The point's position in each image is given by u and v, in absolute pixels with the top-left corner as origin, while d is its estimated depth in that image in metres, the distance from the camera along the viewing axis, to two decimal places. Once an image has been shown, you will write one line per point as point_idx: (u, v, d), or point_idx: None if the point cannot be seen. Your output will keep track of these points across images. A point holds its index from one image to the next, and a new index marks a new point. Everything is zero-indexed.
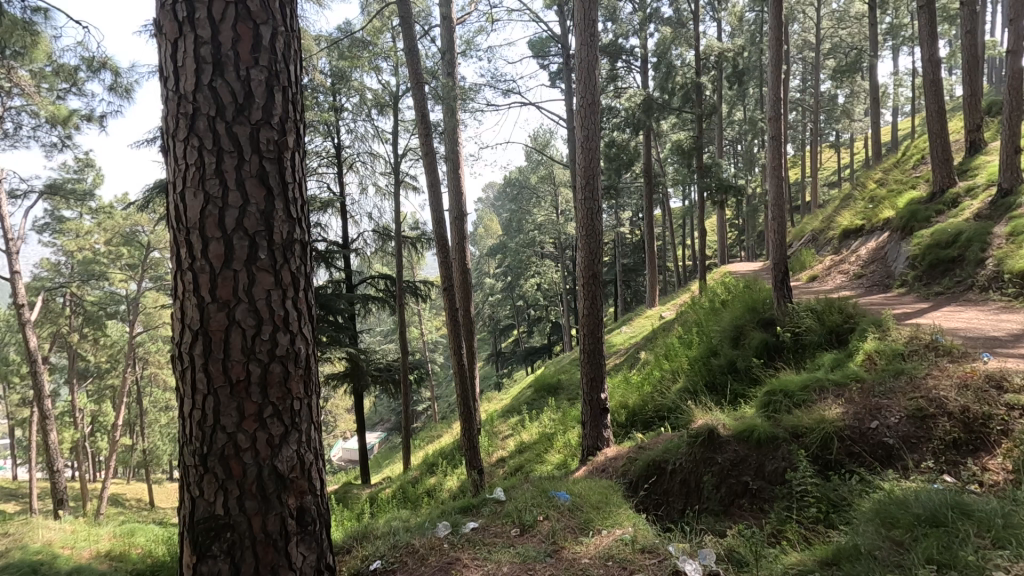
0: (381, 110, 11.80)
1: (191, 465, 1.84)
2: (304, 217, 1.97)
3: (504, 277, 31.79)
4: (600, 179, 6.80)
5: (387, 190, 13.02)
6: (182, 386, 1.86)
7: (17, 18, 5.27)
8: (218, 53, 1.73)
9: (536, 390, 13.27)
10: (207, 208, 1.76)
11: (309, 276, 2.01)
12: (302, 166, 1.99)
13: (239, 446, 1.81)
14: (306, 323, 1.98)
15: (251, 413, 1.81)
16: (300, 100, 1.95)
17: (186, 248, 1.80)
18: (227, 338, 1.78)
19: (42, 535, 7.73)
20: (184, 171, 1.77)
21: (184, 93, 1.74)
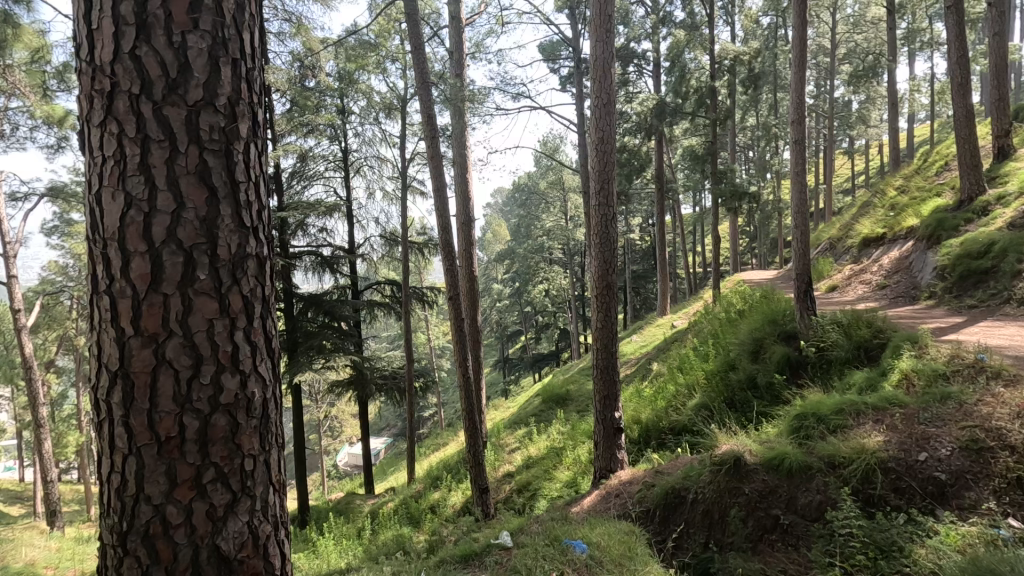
0: (389, 113, 11.44)
1: (109, 544, 1.44)
2: (262, 225, 1.56)
3: (512, 283, 31.35)
4: (615, 182, 6.36)
5: (394, 195, 12.67)
6: (100, 441, 1.47)
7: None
8: (145, 13, 1.35)
9: (544, 400, 12.78)
10: (130, 212, 1.36)
11: (269, 298, 1.59)
12: (261, 160, 1.59)
13: (169, 522, 1.40)
14: (263, 359, 1.57)
15: (185, 479, 1.41)
16: (258, 79, 1.56)
17: (104, 264, 1.40)
18: (155, 382, 1.38)
19: (26, 554, 7.37)
20: (101, 165, 1.38)
21: (100, 64, 1.36)
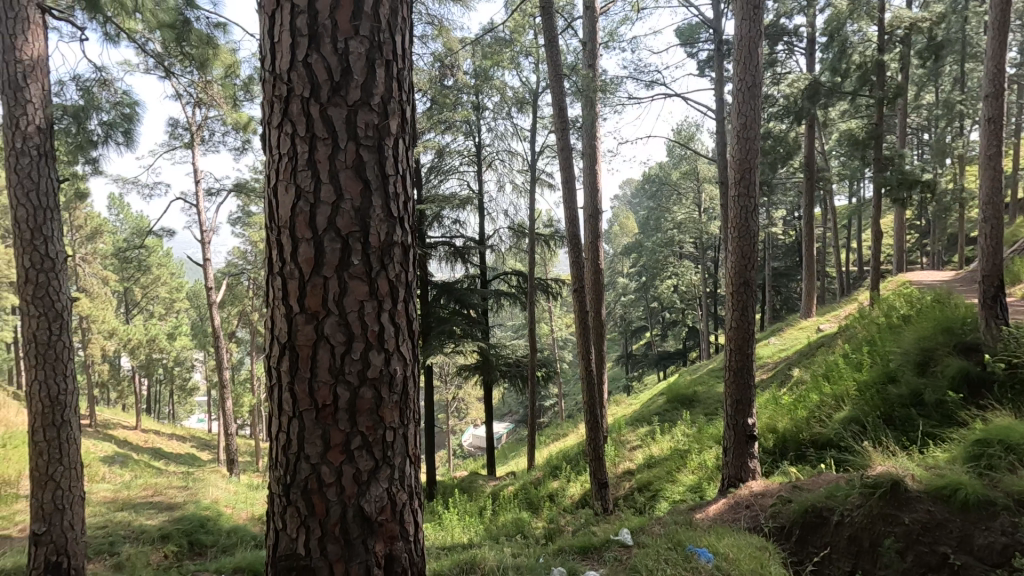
0: (521, 108, 11.66)
1: (276, 493, 1.67)
2: (407, 215, 1.68)
3: (639, 277, 30.42)
4: (758, 172, 5.89)
5: (523, 187, 12.94)
6: (271, 403, 1.69)
7: (204, 34, 5.61)
8: (316, 24, 1.51)
9: (669, 400, 12.29)
10: (299, 204, 1.54)
11: (410, 284, 1.71)
12: (409, 154, 1.71)
13: (324, 480, 1.58)
14: (405, 340, 1.69)
15: (338, 443, 1.58)
16: (408, 79, 1.67)
17: (278, 250, 1.60)
18: (315, 355, 1.55)
19: (212, 493, 8.77)
20: (277, 161, 1.57)
21: (279, 72, 1.54)
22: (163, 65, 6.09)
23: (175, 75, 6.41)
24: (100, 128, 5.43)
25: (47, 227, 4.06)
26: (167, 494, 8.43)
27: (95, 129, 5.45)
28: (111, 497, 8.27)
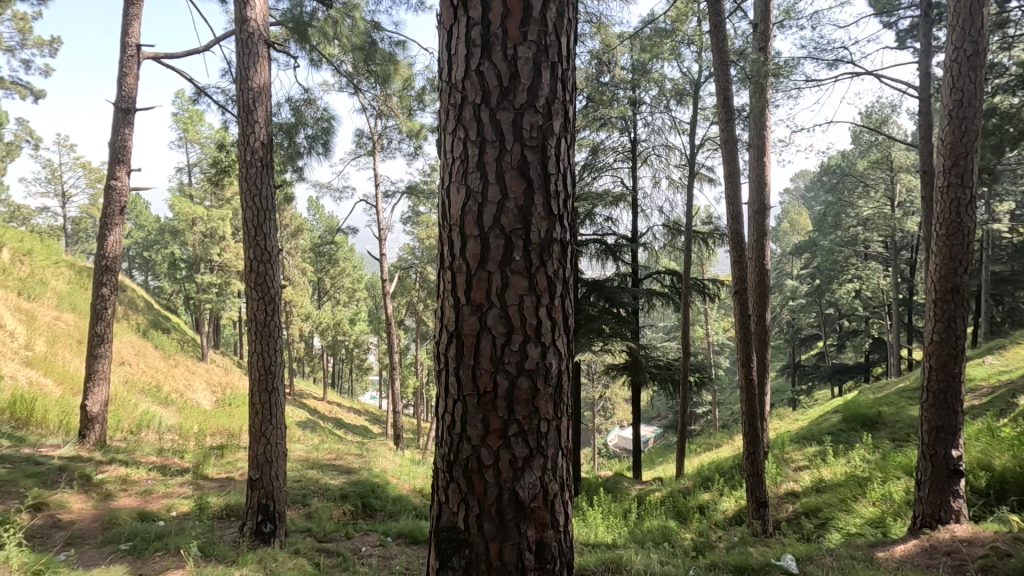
0: (680, 99, 11.15)
1: (441, 469, 1.82)
2: (566, 213, 1.72)
3: (812, 280, 27.27)
4: (977, 157, 4.93)
5: (680, 182, 12.36)
6: (439, 386, 1.84)
7: (387, 52, 6.28)
8: (488, 33, 1.61)
9: (846, 419, 10.87)
10: (468, 203, 1.65)
11: (568, 280, 1.75)
12: (570, 154, 1.75)
13: (482, 462, 1.69)
14: (561, 335, 1.74)
15: (495, 429, 1.67)
16: (571, 79, 1.71)
17: (449, 246, 1.74)
18: (478, 346, 1.66)
19: (382, 463, 9.82)
20: (451, 165, 1.70)
21: (454, 82, 1.67)
22: (354, 83, 6.94)
23: (363, 92, 7.26)
24: (305, 141, 6.37)
25: (266, 225, 4.88)
26: (347, 459, 9.65)
27: (302, 142, 6.40)
28: (305, 456, 9.71)
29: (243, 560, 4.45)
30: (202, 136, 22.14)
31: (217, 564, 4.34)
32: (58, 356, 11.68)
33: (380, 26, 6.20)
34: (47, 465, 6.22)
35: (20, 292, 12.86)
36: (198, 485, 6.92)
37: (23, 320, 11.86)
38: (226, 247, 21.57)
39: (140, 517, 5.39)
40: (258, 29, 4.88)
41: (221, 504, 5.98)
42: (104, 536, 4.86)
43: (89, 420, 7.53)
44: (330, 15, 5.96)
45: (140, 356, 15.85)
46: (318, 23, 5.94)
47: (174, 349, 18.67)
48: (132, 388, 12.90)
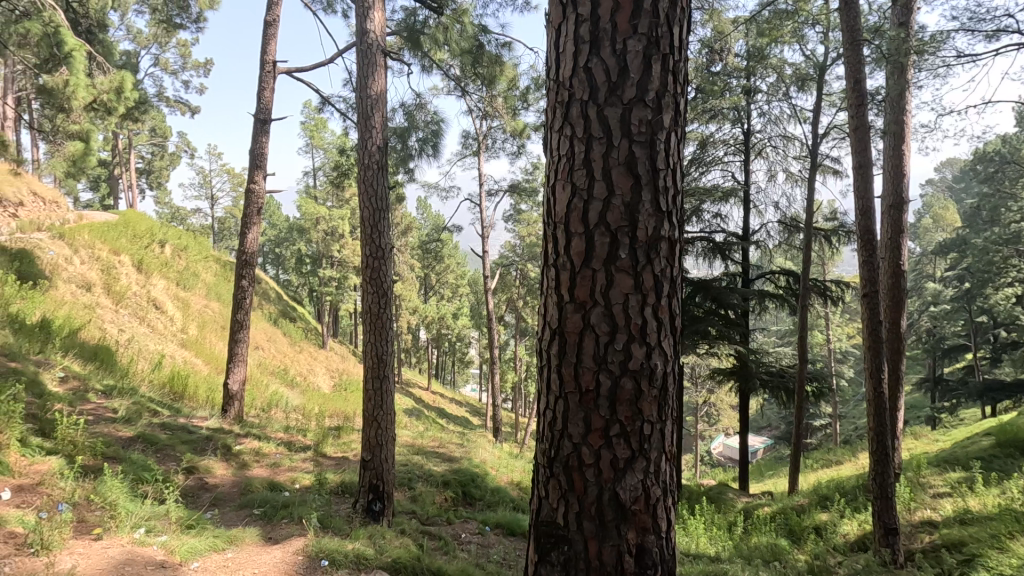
0: (802, 85, 10.30)
1: (541, 464, 1.84)
2: (675, 209, 1.66)
3: (959, 283, 23.98)
4: None
5: (800, 175, 11.43)
6: (541, 382, 1.86)
7: (494, 54, 6.44)
8: (597, 29, 1.59)
9: (1000, 444, 9.45)
10: (573, 201, 1.65)
11: (675, 279, 1.70)
12: (680, 148, 1.69)
13: (583, 461, 1.69)
14: (667, 336, 1.68)
15: (597, 427, 1.66)
16: (683, 71, 1.65)
17: (553, 243, 1.75)
18: (581, 343, 1.66)
19: (481, 454, 10.11)
20: (557, 163, 1.71)
21: (562, 79, 1.68)
22: (462, 86, 7.19)
23: (469, 94, 7.50)
24: (417, 143, 6.72)
25: (381, 224, 5.21)
26: (449, 448, 10.06)
27: (413, 145, 6.75)
28: (411, 442, 10.26)
29: (356, 534, 4.82)
30: (325, 142, 24.12)
31: (334, 536, 4.74)
32: (207, 339, 13.34)
33: (487, 29, 6.36)
34: (198, 434, 7.13)
35: (179, 283, 14.84)
36: (318, 462, 7.57)
37: (181, 307, 13.69)
38: (344, 244, 23.35)
39: (270, 487, 6.02)
40: (377, 40, 5.22)
41: (337, 481, 6.51)
42: (241, 501, 5.48)
43: (230, 396, 8.52)
44: (441, 22, 6.22)
45: (272, 342, 17.64)
46: (430, 30, 6.23)
47: (299, 336, 20.56)
48: (264, 370, 14.40)
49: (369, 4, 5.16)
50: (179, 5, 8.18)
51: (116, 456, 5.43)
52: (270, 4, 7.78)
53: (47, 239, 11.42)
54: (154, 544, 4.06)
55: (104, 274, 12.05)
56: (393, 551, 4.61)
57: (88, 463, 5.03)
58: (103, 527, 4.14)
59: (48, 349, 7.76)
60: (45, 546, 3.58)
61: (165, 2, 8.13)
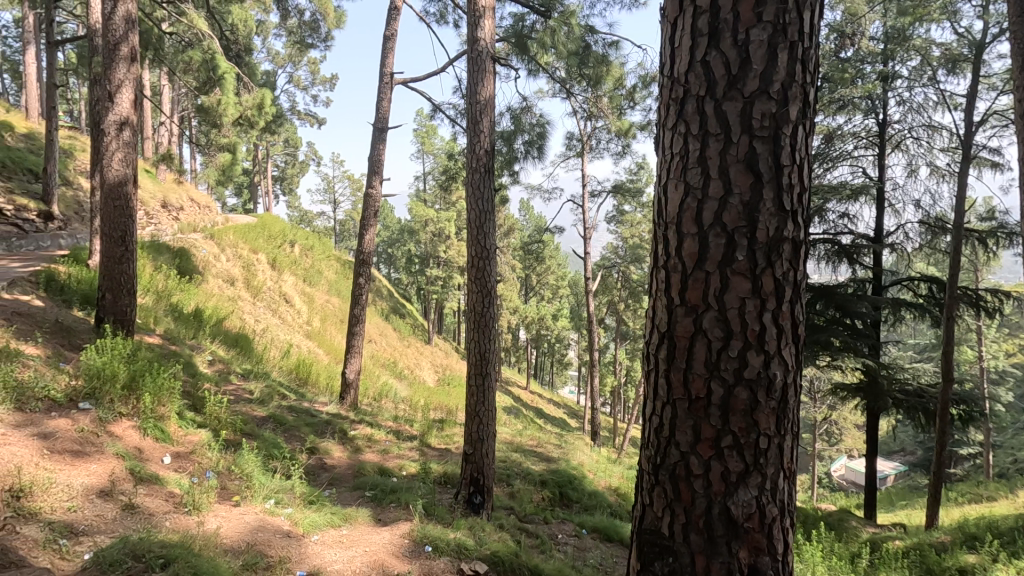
0: (953, 68, 9.08)
1: (646, 470, 1.79)
2: (800, 209, 1.55)
3: None
4: None
5: (948, 169, 10.09)
6: (647, 386, 1.81)
7: (600, 54, 6.40)
8: (716, 21, 1.53)
9: None
10: (686, 200, 1.59)
11: (799, 283, 1.58)
12: (808, 143, 1.57)
13: (691, 470, 1.62)
14: (788, 343, 1.57)
15: (707, 437, 1.59)
16: (812, 58, 1.52)
17: (664, 244, 1.70)
18: (692, 348, 1.60)
19: (579, 456, 10.05)
20: (669, 161, 1.66)
21: (677, 75, 1.63)
22: (567, 88, 7.20)
23: (575, 95, 7.48)
24: (523, 146, 6.84)
25: (487, 225, 5.35)
26: (547, 448, 10.11)
27: (519, 147, 6.89)
28: (510, 439, 10.45)
29: (457, 524, 5.01)
30: (435, 147, 25.28)
31: (437, 524, 4.96)
32: (327, 331, 14.54)
33: (594, 29, 6.35)
34: (319, 418, 7.79)
35: (305, 279, 16.31)
36: (422, 452, 7.96)
37: (306, 301, 15.03)
38: (450, 244, 24.32)
39: (381, 471, 6.42)
40: (486, 47, 5.36)
41: (440, 471, 6.79)
42: (355, 482, 5.90)
43: (347, 385, 9.21)
44: (549, 25, 6.21)
45: (383, 336, 18.81)
46: (538, 34, 6.29)
47: (408, 332, 21.74)
48: (376, 363, 15.39)
49: (480, 13, 5.30)
50: (311, 26, 8.99)
51: (252, 433, 6.09)
52: (388, 20, 8.30)
53: (201, 239, 13.08)
54: (282, 515, 4.51)
55: (245, 270, 13.56)
56: (492, 545, 4.73)
57: (229, 437, 5.70)
58: (241, 495, 4.67)
59: (201, 335, 8.89)
60: (195, 507, 4.11)
61: (300, 24, 8.97)
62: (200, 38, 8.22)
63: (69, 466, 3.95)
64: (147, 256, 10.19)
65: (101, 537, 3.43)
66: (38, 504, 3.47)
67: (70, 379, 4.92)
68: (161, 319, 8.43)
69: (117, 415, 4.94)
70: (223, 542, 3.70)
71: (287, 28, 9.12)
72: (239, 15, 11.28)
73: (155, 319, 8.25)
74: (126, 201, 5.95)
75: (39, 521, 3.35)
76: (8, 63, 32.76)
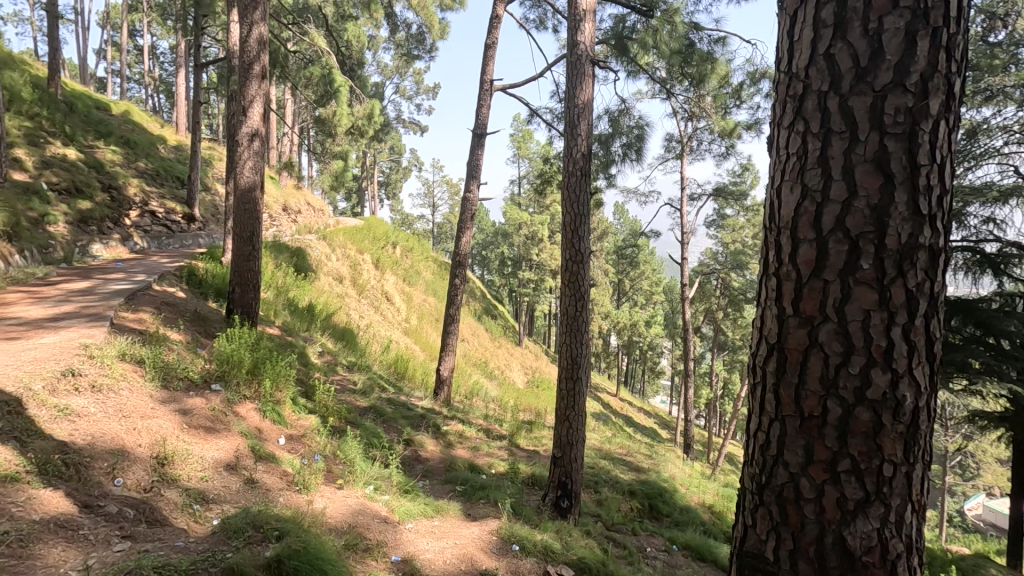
0: None
1: (750, 489, 1.70)
2: (939, 212, 1.39)
3: None
4: None
5: None
6: (753, 400, 1.72)
7: (705, 51, 6.15)
8: (844, 11, 1.42)
9: None
10: (803, 203, 1.49)
11: (936, 296, 1.41)
12: (951, 139, 1.40)
13: (801, 493, 1.52)
14: (920, 363, 1.41)
15: (821, 459, 1.47)
16: (959, 44, 1.36)
17: (776, 249, 1.60)
18: (805, 362, 1.49)
19: (671, 469, 9.69)
20: (785, 162, 1.56)
21: (796, 70, 1.53)
22: (668, 88, 6.99)
23: (676, 95, 7.24)
24: (620, 149, 6.74)
25: (581, 229, 5.32)
26: (638, 458, 9.85)
27: (616, 150, 6.79)
28: (598, 445, 10.29)
29: (545, 526, 5.02)
30: (531, 151, 25.58)
31: (524, 524, 5.01)
32: (424, 329, 15.19)
33: (699, 26, 6.11)
34: (414, 412, 8.15)
35: (405, 279, 17.14)
36: (511, 452, 8.07)
37: (405, 300, 15.80)
38: (543, 248, 24.45)
39: (471, 468, 6.60)
40: (586, 50, 5.33)
41: (528, 472, 6.84)
42: (446, 476, 6.11)
43: (441, 381, 9.56)
44: (651, 25, 6.08)
45: (476, 336, 19.32)
46: (639, 35, 6.16)
47: (499, 333, 22.15)
48: (469, 362, 15.83)
49: (580, 16, 5.28)
50: (418, 38, 9.45)
51: (355, 421, 6.50)
52: (490, 28, 8.52)
53: (315, 240, 14.19)
54: (380, 501, 4.78)
55: (351, 269, 14.53)
56: (579, 550, 4.69)
57: (335, 424, 6.12)
58: (344, 479, 5.01)
59: (312, 328, 9.64)
60: (306, 487, 4.45)
61: (407, 37, 9.46)
62: (320, 55, 8.93)
63: (203, 440, 4.45)
64: (270, 255, 11.22)
65: (228, 505, 3.83)
66: (178, 471, 3.95)
67: (206, 363, 5.55)
68: (280, 312, 9.26)
69: (242, 398, 5.49)
70: (328, 521, 3.99)
71: (396, 41, 9.65)
72: (354, 31, 12.11)
73: (275, 312, 9.07)
74: (254, 205, 6.58)
75: (179, 487, 3.81)
76: (164, 84, 37.61)
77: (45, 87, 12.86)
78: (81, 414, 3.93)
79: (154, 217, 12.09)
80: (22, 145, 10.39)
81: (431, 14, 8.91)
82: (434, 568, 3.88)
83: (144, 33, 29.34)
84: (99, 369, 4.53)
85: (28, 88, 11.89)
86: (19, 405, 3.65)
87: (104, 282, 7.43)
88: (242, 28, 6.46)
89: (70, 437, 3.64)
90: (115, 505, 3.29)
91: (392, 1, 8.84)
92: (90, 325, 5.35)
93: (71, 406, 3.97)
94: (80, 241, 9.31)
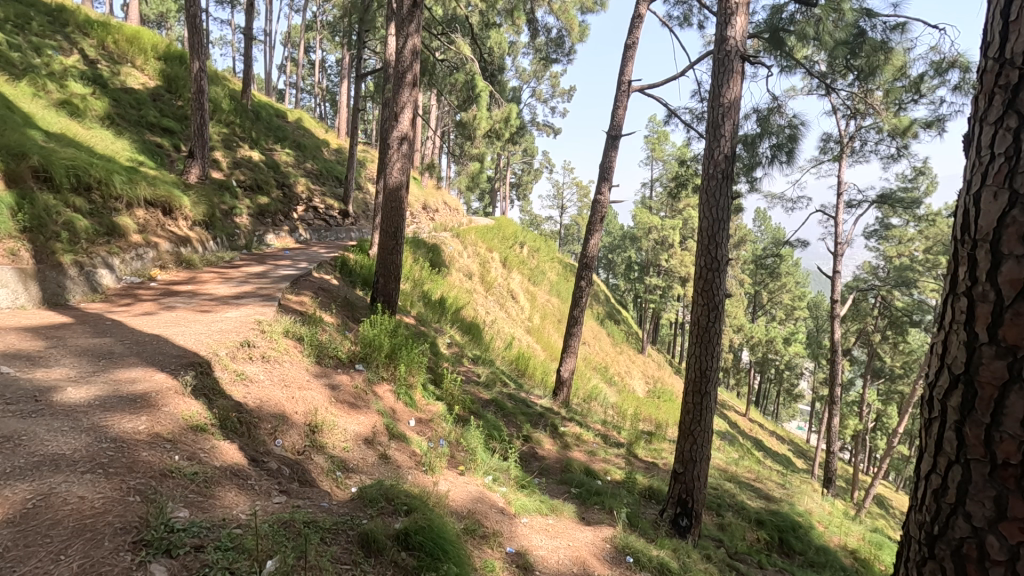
0: None
1: (917, 540, 1.51)
2: None
3: None
4: None
5: None
6: (928, 435, 1.52)
7: (878, 41, 5.49)
8: None
9: None
10: (1010, 210, 1.27)
11: None
12: None
13: (987, 553, 1.29)
14: None
15: (1016, 516, 1.23)
16: None
17: (968, 266, 1.39)
18: (1002, 400, 1.26)
19: (807, 503, 8.78)
20: (986, 165, 1.35)
21: (1011, 56, 1.30)
22: (828, 82, 6.35)
23: (837, 90, 6.55)
24: (769, 150, 6.24)
25: (719, 235, 5.01)
26: (768, 485, 9.08)
27: (764, 152, 6.30)
28: (723, 466, 9.64)
29: (661, 542, 4.84)
30: (666, 154, 24.76)
31: (640, 536, 4.88)
32: (547, 329, 15.33)
33: (872, 13, 5.44)
34: (534, 409, 8.29)
35: (531, 278, 17.47)
36: (629, 461, 7.88)
37: (530, 298, 16.10)
38: (673, 253, 23.45)
39: (587, 472, 6.54)
40: (736, 46, 4.99)
41: (646, 484, 6.61)
42: (562, 477, 6.12)
43: (560, 382, 9.59)
44: (813, 15, 5.50)
45: (597, 340, 19.15)
46: (797, 25, 5.56)
47: (621, 339, 21.67)
48: (588, 365, 15.72)
49: (731, 10, 4.96)
50: (556, 43, 9.56)
51: (477, 412, 6.76)
52: (630, 29, 8.36)
53: (449, 237, 14.98)
54: (498, 492, 4.93)
55: (480, 267, 15.13)
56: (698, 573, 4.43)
57: (459, 412, 6.42)
58: (466, 466, 5.26)
59: (442, 321, 10.20)
60: (431, 469, 4.72)
61: (547, 42, 9.61)
62: (465, 62, 9.41)
63: (347, 414, 4.93)
64: (409, 250, 12.08)
65: (365, 476, 4.21)
66: (325, 440, 4.42)
67: (352, 344, 6.12)
68: (415, 303, 9.94)
69: (381, 379, 5.99)
70: (450, 504, 4.19)
71: (535, 47, 9.83)
72: (496, 38, 12.54)
73: (411, 303, 9.76)
74: (401, 203, 7.08)
75: (325, 453, 4.26)
76: (328, 94, 42.22)
77: (238, 98, 15.07)
78: (253, 380, 4.55)
79: (316, 212, 13.64)
80: (220, 149, 12.29)
81: (572, 17, 8.96)
82: (547, 565, 3.91)
83: (317, 49, 33.08)
84: (268, 343, 5.21)
85: (227, 100, 14.01)
86: (209, 367, 4.33)
87: (275, 267, 8.51)
88: (398, 40, 6.96)
89: (244, 399, 4.24)
90: (275, 462, 3.76)
91: (534, 6, 9.03)
92: (264, 303, 6.18)
93: (246, 372, 4.61)
94: (258, 231, 10.75)
